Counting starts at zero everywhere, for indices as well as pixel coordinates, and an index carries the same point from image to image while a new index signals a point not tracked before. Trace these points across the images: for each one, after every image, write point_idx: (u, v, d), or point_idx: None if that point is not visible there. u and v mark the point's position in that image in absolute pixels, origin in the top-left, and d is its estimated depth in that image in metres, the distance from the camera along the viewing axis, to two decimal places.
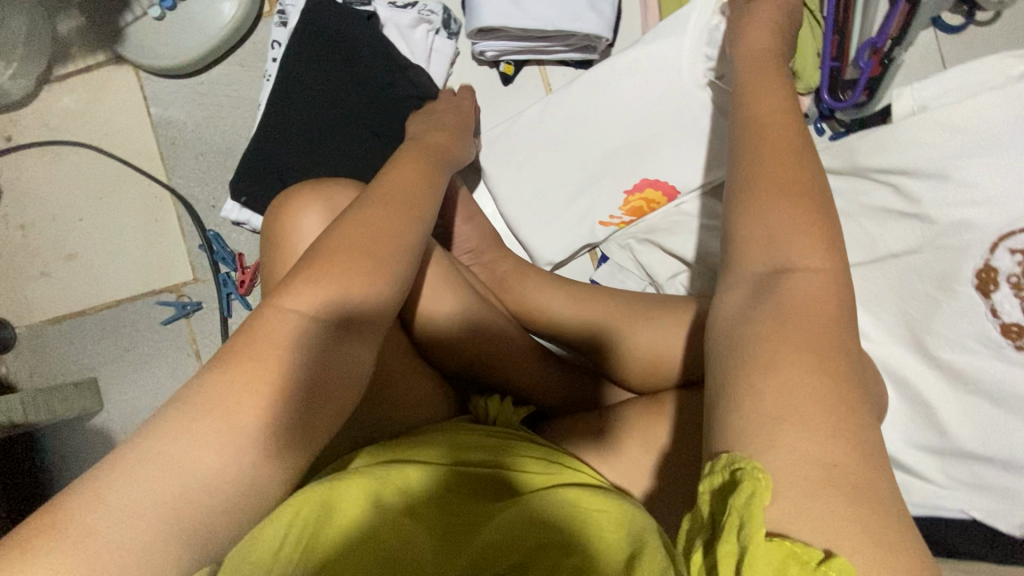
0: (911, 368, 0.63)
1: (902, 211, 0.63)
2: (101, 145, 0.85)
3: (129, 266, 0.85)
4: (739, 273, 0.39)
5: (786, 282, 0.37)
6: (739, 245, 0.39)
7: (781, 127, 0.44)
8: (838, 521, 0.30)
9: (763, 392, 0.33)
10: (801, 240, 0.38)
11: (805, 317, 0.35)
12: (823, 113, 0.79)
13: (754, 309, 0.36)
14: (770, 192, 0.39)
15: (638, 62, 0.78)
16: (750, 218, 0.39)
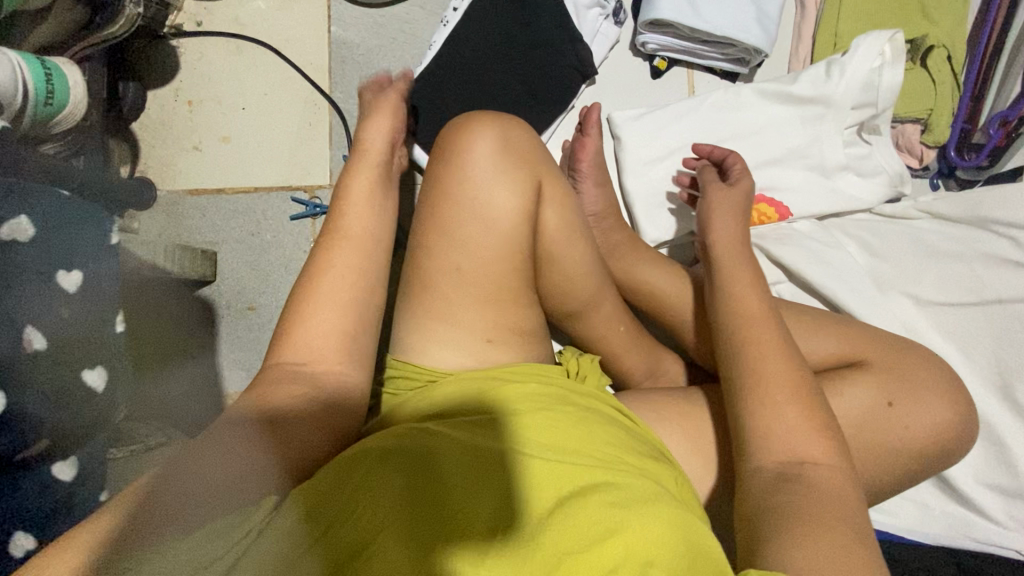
0: (995, 409, 0.67)
1: (1015, 260, 0.69)
2: (278, 49, 0.93)
3: (273, 161, 0.93)
4: (762, 460, 0.51)
5: (805, 473, 0.49)
6: (757, 438, 0.51)
7: (767, 326, 0.56)
8: None
9: (800, 549, 0.43)
10: (806, 437, 0.50)
11: (820, 497, 0.47)
12: (943, 169, 0.84)
13: (780, 490, 0.48)
14: (777, 400, 0.52)
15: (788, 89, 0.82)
16: (765, 427, 0.51)
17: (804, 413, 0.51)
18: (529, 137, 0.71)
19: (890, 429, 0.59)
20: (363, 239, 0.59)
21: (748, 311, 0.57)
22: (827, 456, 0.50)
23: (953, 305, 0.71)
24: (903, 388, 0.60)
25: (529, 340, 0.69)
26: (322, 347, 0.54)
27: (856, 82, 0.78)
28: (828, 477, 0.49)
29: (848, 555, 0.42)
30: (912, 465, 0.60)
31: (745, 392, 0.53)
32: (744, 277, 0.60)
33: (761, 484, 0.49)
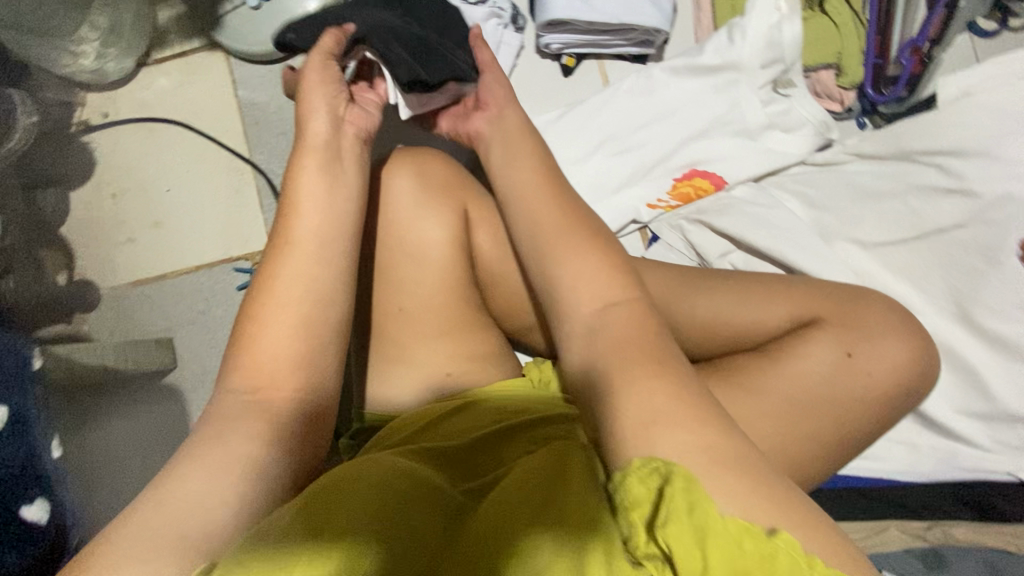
0: (959, 338, 0.66)
1: (948, 188, 0.68)
2: (192, 123, 0.92)
3: (210, 235, 0.92)
4: (572, 319, 0.50)
5: (608, 316, 0.49)
6: (567, 297, 0.51)
7: (542, 189, 0.57)
8: (691, 432, 0.41)
9: (631, 396, 0.43)
10: (611, 286, 0.50)
11: (633, 336, 0.47)
12: (865, 108, 0.83)
13: (594, 336, 0.48)
14: (578, 252, 0.52)
15: (694, 61, 0.81)
16: (564, 277, 0.51)
17: (604, 261, 0.52)
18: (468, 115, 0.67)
19: (853, 375, 0.59)
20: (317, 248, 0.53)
21: (520, 180, 0.58)
22: (626, 295, 0.50)
23: (899, 242, 0.71)
24: (859, 336, 0.60)
25: (490, 364, 0.68)
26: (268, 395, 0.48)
27: (760, 41, 0.78)
28: (629, 315, 0.49)
29: (663, 390, 0.43)
30: (883, 409, 0.60)
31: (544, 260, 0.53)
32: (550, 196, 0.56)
33: (580, 338, 0.49)
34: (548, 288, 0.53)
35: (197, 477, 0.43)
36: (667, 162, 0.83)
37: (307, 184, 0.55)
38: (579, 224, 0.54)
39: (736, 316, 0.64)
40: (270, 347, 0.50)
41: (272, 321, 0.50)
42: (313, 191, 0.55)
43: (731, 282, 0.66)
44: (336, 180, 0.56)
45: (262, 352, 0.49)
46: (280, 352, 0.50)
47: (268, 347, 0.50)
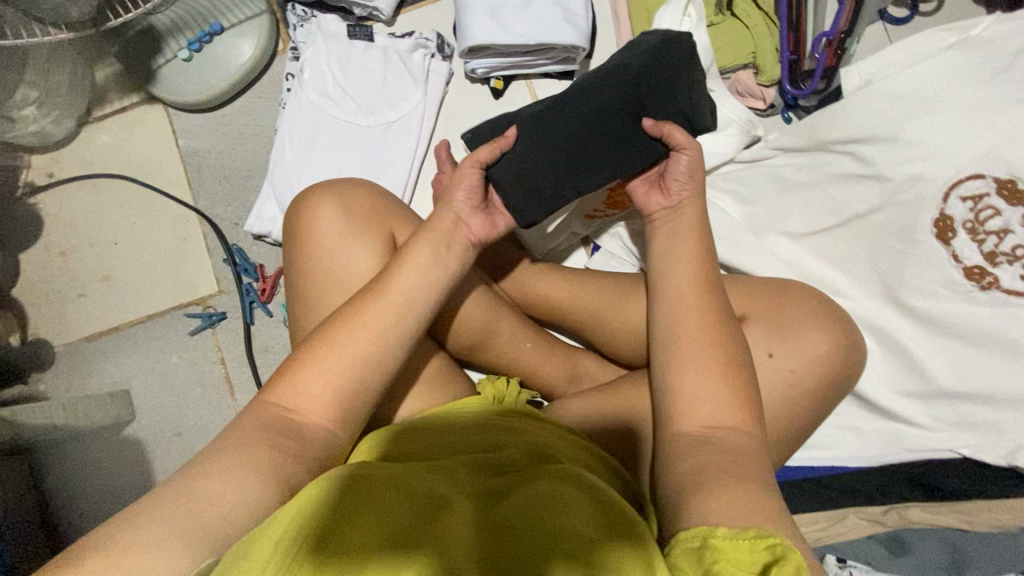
0: (889, 320, 0.68)
1: (862, 173, 0.69)
2: (135, 176, 0.94)
3: (161, 284, 0.92)
4: (686, 426, 0.55)
5: (718, 435, 0.54)
6: (685, 406, 0.56)
7: (696, 295, 0.61)
8: (757, 513, 0.46)
9: (724, 497, 0.48)
10: (719, 401, 0.55)
11: (733, 452, 0.52)
12: (787, 103, 0.86)
13: (699, 450, 0.53)
14: (708, 363, 0.57)
15: None
16: (683, 380, 0.57)
17: (713, 358, 0.57)
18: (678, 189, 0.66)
19: (779, 375, 0.62)
20: (408, 306, 0.56)
21: (685, 275, 0.62)
22: (742, 422, 0.55)
23: (823, 231, 0.72)
24: (781, 335, 0.62)
25: (432, 388, 0.68)
26: (297, 410, 0.51)
27: None
28: (734, 440, 0.53)
29: (750, 497, 0.48)
30: (809, 399, 0.62)
31: (672, 360, 0.59)
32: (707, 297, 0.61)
33: (683, 446, 0.54)
34: (666, 385, 0.58)
35: (214, 485, 0.45)
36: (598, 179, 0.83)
37: (412, 258, 0.59)
38: (715, 330, 0.59)
39: None
40: (320, 373, 0.52)
41: (330, 355, 0.53)
42: (415, 265, 0.58)
43: None
44: (443, 254, 0.60)
45: (295, 377, 0.52)
46: (319, 395, 0.52)
47: (321, 373, 0.52)
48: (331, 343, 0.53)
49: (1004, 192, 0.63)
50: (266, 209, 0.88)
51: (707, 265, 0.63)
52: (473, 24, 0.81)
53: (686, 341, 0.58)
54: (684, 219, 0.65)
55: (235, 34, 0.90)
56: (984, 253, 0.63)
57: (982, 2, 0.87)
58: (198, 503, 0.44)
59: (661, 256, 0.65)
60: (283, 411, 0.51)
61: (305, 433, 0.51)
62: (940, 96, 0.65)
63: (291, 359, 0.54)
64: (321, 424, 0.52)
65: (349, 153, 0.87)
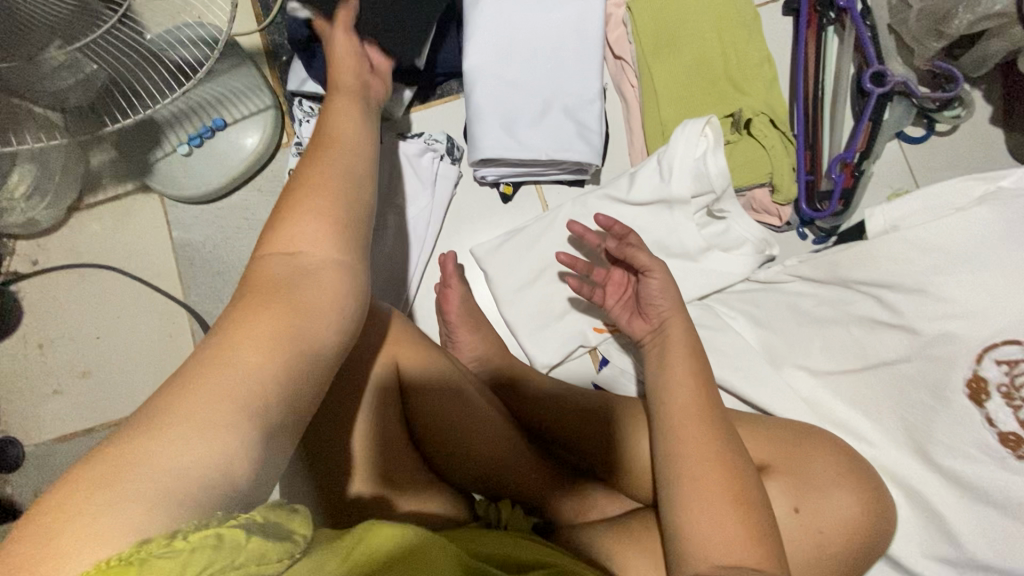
0: (915, 474, 0.64)
1: (887, 321, 0.66)
2: (124, 266, 0.90)
3: (143, 383, 0.87)
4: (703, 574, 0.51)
5: None
6: (699, 551, 0.52)
7: (698, 422, 0.58)
8: None
9: None
10: (737, 543, 0.52)
11: None
12: (804, 220, 0.83)
13: None
14: (720, 503, 0.53)
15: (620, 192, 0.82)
16: (694, 522, 0.53)
17: (725, 499, 0.54)
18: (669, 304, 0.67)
19: (807, 535, 0.57)
20: (350, 146, 0.53)
21: (685, 400, 0.60)
22: (763, 564, 0.51)
23: (846, 372, 0.68)
24: (806, 490, 0.58)
25: None
26: (307, 251, 0.46)
27: (686, 166, 0.76)
28: None
29: None
30: (837, 564, 0.57)
31: (679, 500, 0.55)
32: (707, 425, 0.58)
33: None
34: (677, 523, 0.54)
35: (226, 398, 0.36)
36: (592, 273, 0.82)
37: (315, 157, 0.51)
38: (725, 466, 0.55)
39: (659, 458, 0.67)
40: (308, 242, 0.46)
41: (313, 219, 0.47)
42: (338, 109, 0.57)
43: None
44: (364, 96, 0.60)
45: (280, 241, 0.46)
46: (292, 305, 0.43)
47: (305, 224, 0.46)
48: (297, 242, 0.46)
49: None
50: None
51: (710, 398, 0.60)
52: (484, 138, 0.79)
53: (693, 476, 0.55)
54: (678, 344, 0.64)
55: (241, 128, 0.87)
56: (1020, 420, 0.60)
57: (999, 123, 0.86)
58: (221, 397, 0.36)
59: (657, 379, 0.63)
60: (295, 258, 0.45)
61: (314, 349, 0.42)
62: (966, 252, 0.63)
63: (251, 288, 0.44)
64: (324, 258, 0.45)
65: None
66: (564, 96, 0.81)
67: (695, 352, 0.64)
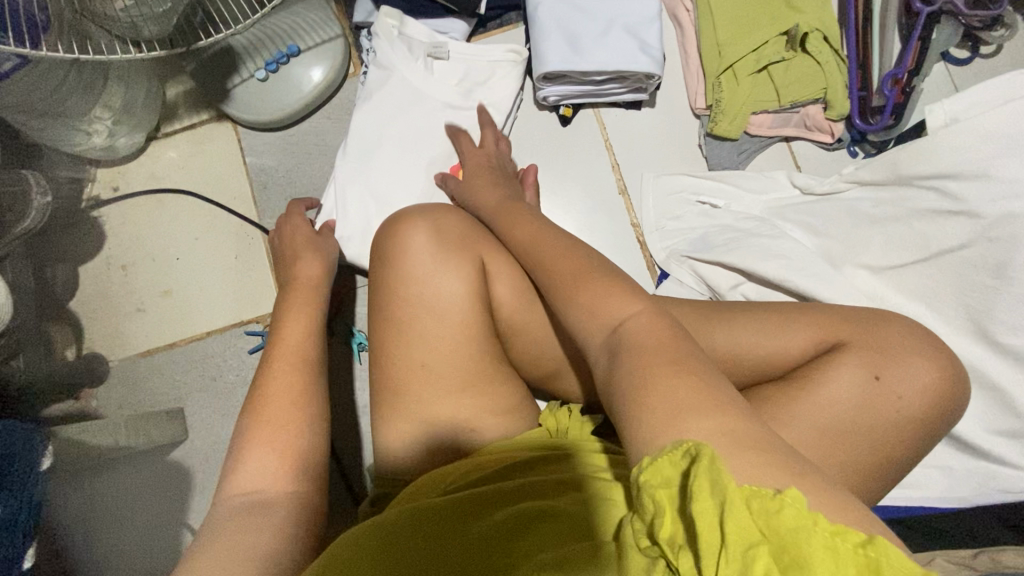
0: (980, 355, 0.68)
1: (950, 209, 0.71)
2: (202, 193, 0.94)
3: (221, 300, 0.92)
4: (594, 345, 0.46)
5: (622, 331, 0.45)
6: (579, 328, 0.48)
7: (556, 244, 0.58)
8: (712, 408, 0.38)
9: (651, 408, 0.38)
10: (617, 301, 0.47)
11: (651, 351, 0.42)
12: (856, 138, 0.87)
13: (616, 364, 0.43)
14: (595, 285, 0.49)
15: (667, 114, 0.92)
16: (581, 305, 0.49)
17: (602, 282, 0.49)
18: (618, 312, 0.46)
19: (885, 401, 0.59)
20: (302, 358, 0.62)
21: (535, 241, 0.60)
22: (638, 312, 0.46)
23: (909, 265, 0.73)
24: (886, 359, 0.60)
25: (511, 421, 0.67)
26: (259, 494, 0.51)
27: (654, 139, 0.92)
28: (640, 329, 0.44)
29: (683, 399, 0.38)
30: (918, 421, 0.60)
31: (560, 297, 0.51)
32: (664, 362, 0.41)
33: (601, 367, 0.45)
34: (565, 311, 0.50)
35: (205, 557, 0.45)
36: (431, 159, 0.86)
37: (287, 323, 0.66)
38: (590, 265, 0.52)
39: (757, 344, 0.65)
40: (253, 466, 0.52)
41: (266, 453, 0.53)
42: (292, 323, 0.66)
43: (752, 310, 0.68)
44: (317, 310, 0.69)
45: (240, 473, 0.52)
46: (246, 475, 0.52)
47: (263, 430, 0.55)
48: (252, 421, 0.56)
49: None
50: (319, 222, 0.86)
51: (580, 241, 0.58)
52: (550, 52, 0.83)
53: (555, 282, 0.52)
54: (641, 336, 0.44)
55: (313, 56, 0.91)
56: None
57: None
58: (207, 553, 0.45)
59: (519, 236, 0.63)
60: (262, 477, 0.52)
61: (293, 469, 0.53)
62: None
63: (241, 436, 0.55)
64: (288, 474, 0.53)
65: (416, 170, 0.85)
66: (625, 16, 0.85)
67: (531, 223, 0.65)
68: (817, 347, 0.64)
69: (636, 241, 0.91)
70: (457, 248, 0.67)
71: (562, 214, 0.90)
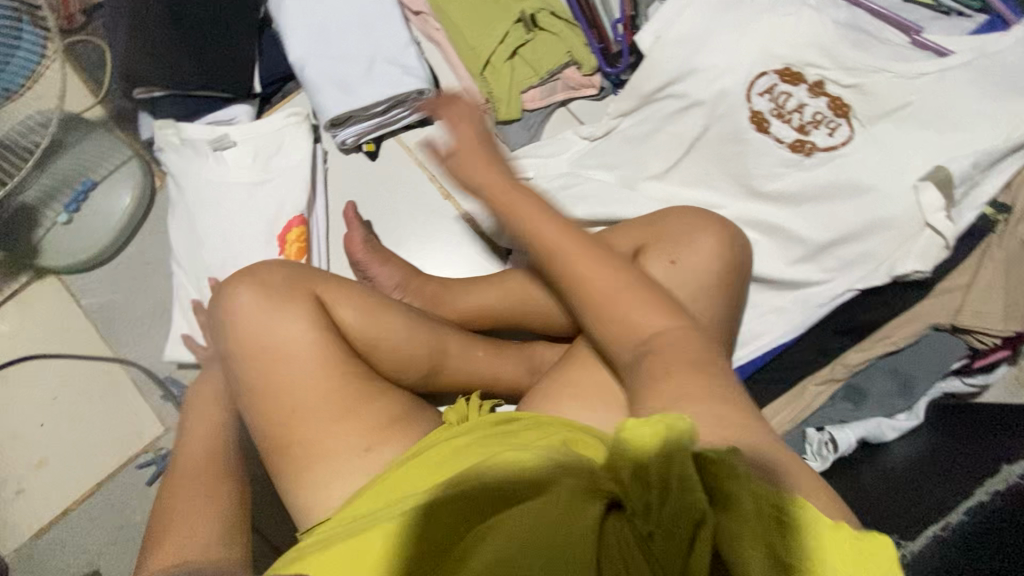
0: (759, 209, 0.78)
1: (685, 105, 0.82)
2: (47, 351, 0.91)
3: (102, 446, 0.89)
4: (623, 351, 0.57)
5: (648, 357, 0.55)
6: (610, 344, 0.58)
7: (560, 237, 0.60)
8: (716, 406, 0.50)
9: (682, 402, 0.50)
10: (650, 312, 0.56)
11: (672, 348, 0.54)
12: (614, 81, 1.00)
13: (640, 372, 0.54)
14: (622, 300, 0.57)
15: (456, 118, 1.01)
16: (597, 321, 0.58)
17: (625, 293, 0.57)
18: (650, 325, 0.56)
19: (686, 276, 0.68)
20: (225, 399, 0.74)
21: (544, 232, 0.60)
22: (670, 323, 0.56)
23: (681, 161, 0.83)
24: (676, 244, 0.70)
25: (399, 428, 0.69)
26: (199, 494, 0.63)
27: (453, 143, 1.00)
28: (676, 333, 0.56)
29: (692, 390, 0.51)
30: (719, 279, 0.69)
31: (584, 304, 0.59)
32: (682, 367, 0.53)
33: (627, 365, 0.56)
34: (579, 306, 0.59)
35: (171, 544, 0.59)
36: (260, 232, 0.89)
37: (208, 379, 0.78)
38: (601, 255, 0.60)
39: None
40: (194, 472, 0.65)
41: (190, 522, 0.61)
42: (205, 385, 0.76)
43: None
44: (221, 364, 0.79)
45: (170, 539, 0.59)
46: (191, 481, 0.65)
47: (201, 452, 0.68)
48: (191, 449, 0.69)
49: (788, 78, 0.77)
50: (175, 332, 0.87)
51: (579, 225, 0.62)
52: (327, 103, 0.92)
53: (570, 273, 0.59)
54: (671, 353, 0.54)
55: (110, 184, 0.92)
56: (796, 129, 0.77)
57: None
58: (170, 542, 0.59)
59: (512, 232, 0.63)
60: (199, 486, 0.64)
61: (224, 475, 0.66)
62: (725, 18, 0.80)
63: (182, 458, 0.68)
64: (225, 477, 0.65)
65: (249, 247, 0.89)
66: (382, 51, 0.95)
67: (497, 170, 0.67)
68: (626, 257, 0.73)
69: (475, 232, 0.97)
70: (285, 296, 0.69)
71: (401, 236, 0.96)
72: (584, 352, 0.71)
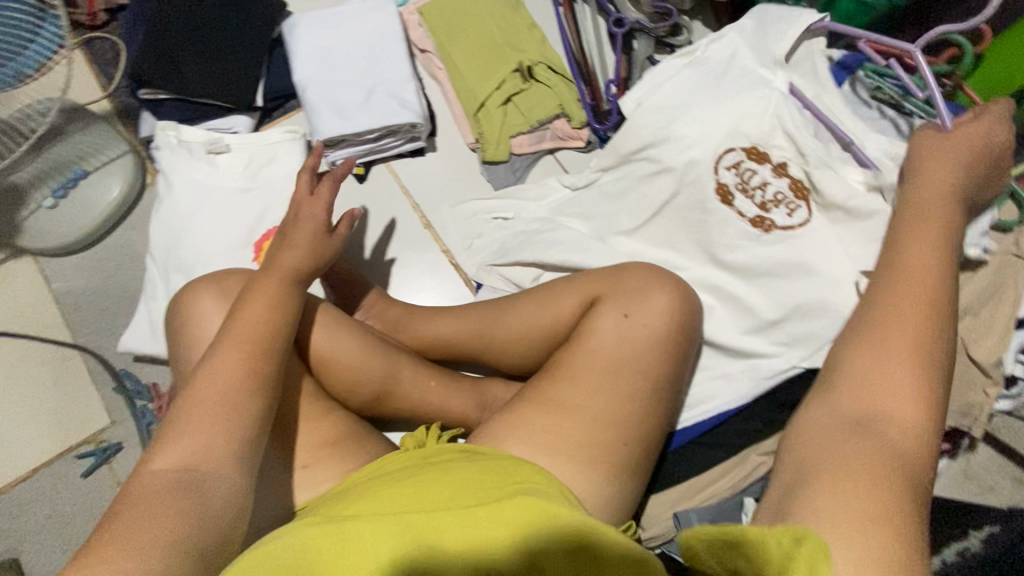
0: (715, 276, 0.84)
1: (656, 170, 0.88)
2: (11, 329, 0.92)
3: (45, 431, 0.88)
4: (837, 405, 0.49)
5: (881, 421, 0.46)
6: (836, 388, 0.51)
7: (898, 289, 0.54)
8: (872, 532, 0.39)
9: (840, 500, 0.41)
10: (901, 385, 0.48)
11: (880, 445, 0.44)
12: (600, 137, 1.04)
13: (841, 432, 0.47)
14: (871, 349, 0.51)
15: (447, 153, 1.05)
16: (857, 354, 0.51)
17: (898, 355, 0.49)
18: (903, 406, 0.47)
19: (635, 333, 0.71)
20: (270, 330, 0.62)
21: (913, 262, 0.55)
22: (921, 417, 0.46)
23: (650, 221, 0.88)
24: (631, 299, 0.72)
25: (342, 447, 0.70)
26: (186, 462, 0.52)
27: (441, 176, 1.04)
28: (901, 431, 0.46)
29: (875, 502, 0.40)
30: (669, 338, 0.71)
31: (861, 345, 0.51)
32: (882, 473, 0.42)
33: (824, 429, 0.48)
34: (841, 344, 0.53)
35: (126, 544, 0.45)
36: (240, 238, 0.91)
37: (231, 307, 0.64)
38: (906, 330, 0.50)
39: (540, 317, 0.79)
40: (173, 446, 0.53)
41: (185, 434, 0.54)
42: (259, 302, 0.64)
43: (530, 295, 0.81)
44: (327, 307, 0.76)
45: (141, 505, 0.49)
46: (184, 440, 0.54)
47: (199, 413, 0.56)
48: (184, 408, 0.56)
49: (753, 156, 0.84)
50: (139, 326, 0.88)
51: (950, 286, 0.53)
52: (322, 124, 0.96)
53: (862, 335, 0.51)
54: (896, 439, 0.45)
55: (101, 175, 0.95)
56: (756, 206, 0.83)
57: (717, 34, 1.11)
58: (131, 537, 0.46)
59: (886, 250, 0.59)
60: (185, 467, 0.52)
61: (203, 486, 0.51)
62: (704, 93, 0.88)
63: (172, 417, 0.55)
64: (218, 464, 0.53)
65: (225, 251, 0.91)
66: (383, 82, 0.99)
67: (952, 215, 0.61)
68: (581, 308, 0.76)
69: (449, 264, 1.00)
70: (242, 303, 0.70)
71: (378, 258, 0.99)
72: (532, 393, 0.72)
